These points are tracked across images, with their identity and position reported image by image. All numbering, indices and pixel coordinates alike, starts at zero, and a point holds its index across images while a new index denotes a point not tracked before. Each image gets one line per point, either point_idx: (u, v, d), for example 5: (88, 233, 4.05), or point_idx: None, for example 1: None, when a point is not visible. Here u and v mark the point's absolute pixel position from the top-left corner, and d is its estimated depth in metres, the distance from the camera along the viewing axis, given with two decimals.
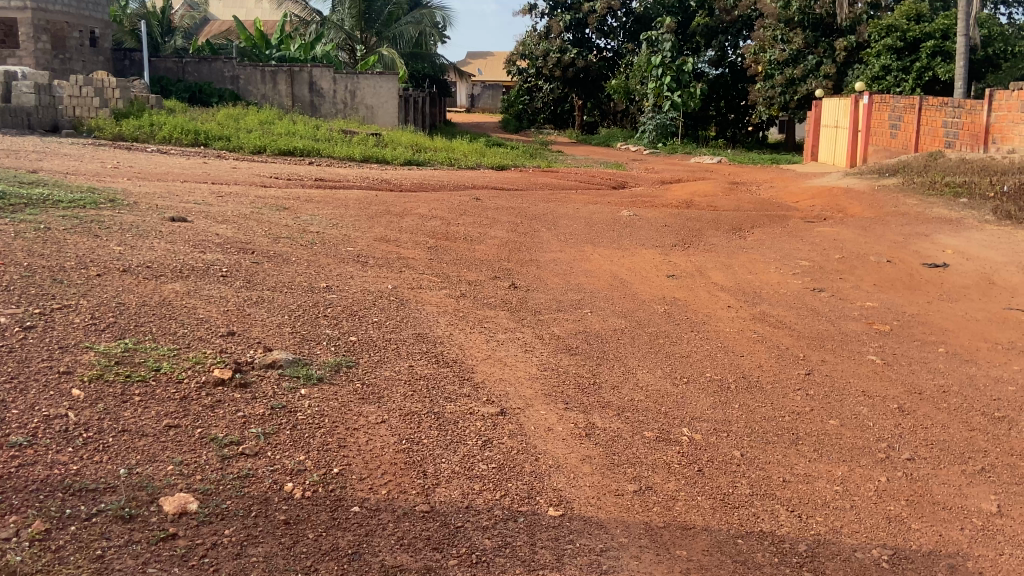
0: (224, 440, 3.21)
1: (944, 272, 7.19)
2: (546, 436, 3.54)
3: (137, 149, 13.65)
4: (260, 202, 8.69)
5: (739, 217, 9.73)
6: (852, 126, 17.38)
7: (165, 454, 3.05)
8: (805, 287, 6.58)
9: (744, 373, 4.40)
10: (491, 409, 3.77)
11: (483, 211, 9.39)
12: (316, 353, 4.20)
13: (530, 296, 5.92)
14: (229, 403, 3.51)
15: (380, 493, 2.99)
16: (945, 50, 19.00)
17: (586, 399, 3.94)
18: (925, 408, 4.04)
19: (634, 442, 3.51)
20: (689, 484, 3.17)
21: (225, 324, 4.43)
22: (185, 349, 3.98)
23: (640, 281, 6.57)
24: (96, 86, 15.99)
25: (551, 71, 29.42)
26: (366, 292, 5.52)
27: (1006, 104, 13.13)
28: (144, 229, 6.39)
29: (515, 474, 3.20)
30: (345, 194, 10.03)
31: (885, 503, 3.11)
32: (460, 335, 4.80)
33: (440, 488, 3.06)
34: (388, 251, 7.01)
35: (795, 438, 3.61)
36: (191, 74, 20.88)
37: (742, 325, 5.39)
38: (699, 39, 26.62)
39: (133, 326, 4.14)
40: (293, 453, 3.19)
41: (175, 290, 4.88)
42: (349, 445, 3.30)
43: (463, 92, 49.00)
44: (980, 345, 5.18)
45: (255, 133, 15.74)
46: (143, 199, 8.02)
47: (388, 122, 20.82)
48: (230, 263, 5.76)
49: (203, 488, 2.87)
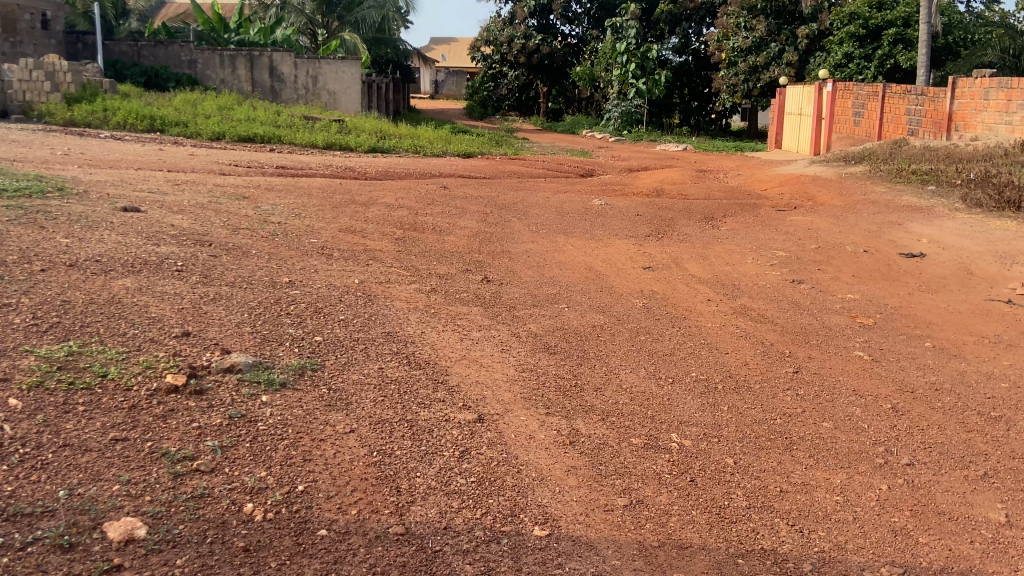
0: (176, 455, 2.93)
1: (921, 262, 7.07)
2: (527, 444, 3.31)
3: (89, 135, 13.12)
4: (218, 192, 8.31)
5: (711, 206, 9.57)
6: (817, 114, 17.37)
7: (110, 472, 2.77)
8: (784, 278, 6.42)
9: (732, 373, 4.20)
10: (468, 415, 3.53)
11: (451, 200, 9.11)
12: (278, 355, 3.93)
13: (503, 290, 5.67)
14: (183, 413, 3.23)
15: (349, 514, 2.74)
16: (906, 38, 19.03)
17: (568, 403, 3.72)
18: (919, 408, 3.89)
19: (621, 450, 3.30)
20: (682, 498, 2.97)
21: (180, 323, 4.13)
22: (135, 352, 3.68)
23: (617, 273, 6.37)
24: (46, 69, 15.46)
25: (516, 57, 29.15)
26: (331, 287, 5.24)
27: (969, 92, 13.03)
28: (94, 220, 6.04)
29: (496, 489, 2.97)
30: (308, 182, 9.71)
31: (889, 514, 2.94)
32: (432, 334, 4.54)
33: (416, 507, 2.82)
34: (353, 243, 6.69)
35: (788, 443, 3.43)
36: (147, 58, 20.19)
37: (724, 319, 5.20)
38: (663, 26, 26.49)
39: (78, 327, 3.83)
40: (252, 469, 2.92)
41: (125, 287, 4.56)
42: (314, 458, 3.05)
43: (427, 78, 48.46)
44: (967, 340, 5.05)
45: (213, 118, 15.27)
46: (94, 187, 7.62)
47: (351, 109, 20.33)
48: (185, 256, 5.43)
49: (152, 511, 2.60)
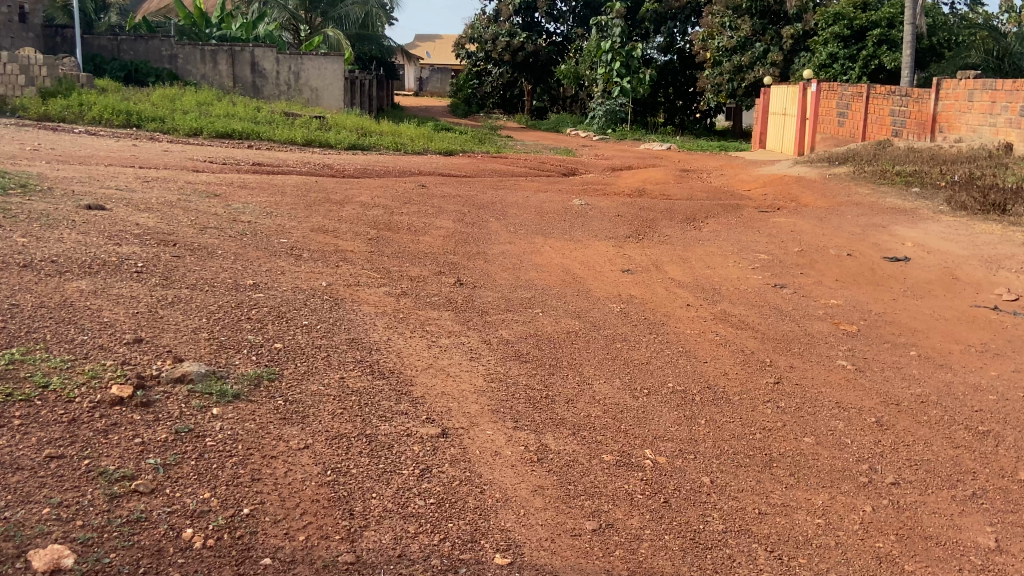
0: (114, 474, 2.71)
1: (905, 266, 6.94)
2: (492, 462, 3.12)
3: (65, 130, 12.85)
4: (189, 188, 8.09)
5: (692, 207, 9.42)
6: (801, 114, 17.26)
7: (41, 493, 2.54)
8: (765, 282, 6.26)
9: (710, 384, 4.02)
10: (430, 430, 3.33)
11: (429, 198, 8.93)
12: (233, 364, 3.71)
13: (476, 294, 5.48)
14: (126, 428, 3.01)
15: (296, 540, 2.54)
16: (890, 39, 19.02)
17: (538, 416, 3.54)
18: (905, 422, 3.73)
19: (591, 468, 3.12)
20: (656, 521, 2.79)
21: (132, 329, 3.90)
22: (80, 360, 3.45)
23: (595, 277, 6.18)
24: (21, 63, 15.12)
25: (500, 54, 28.98)
26: (297, 291, 5.02)
27: (954, 94, 13.00)
28: (55, 218, 5.79)
29: (457, 512, 2.78)
30: (283, 179, 9.49)
31: (873, 538, 2.79)
32: (398, 341, 4.34)
33: (369, 532, 2.63)
34: (324, 243, 6.50)
35: (768, 460, 3.26)
36: (126, 53, 19.84)
37: (702, 326, 5.04)
38: (648, 25, 26.36)
39: (24, 332, 3.61)
40: (196, 490, 2.71)
41: (79, 289, 4.34)
42: (264, 478, 2.84)
43: (411, 75, 48.31)
44: (952, 348, 4.92)
45: (193, 114, 14.97)
46: (59, 183, 7.39)
47: (334, 105, 20.01)
48: (148, 257, 5.20)
49: (82, 537, 2.38)
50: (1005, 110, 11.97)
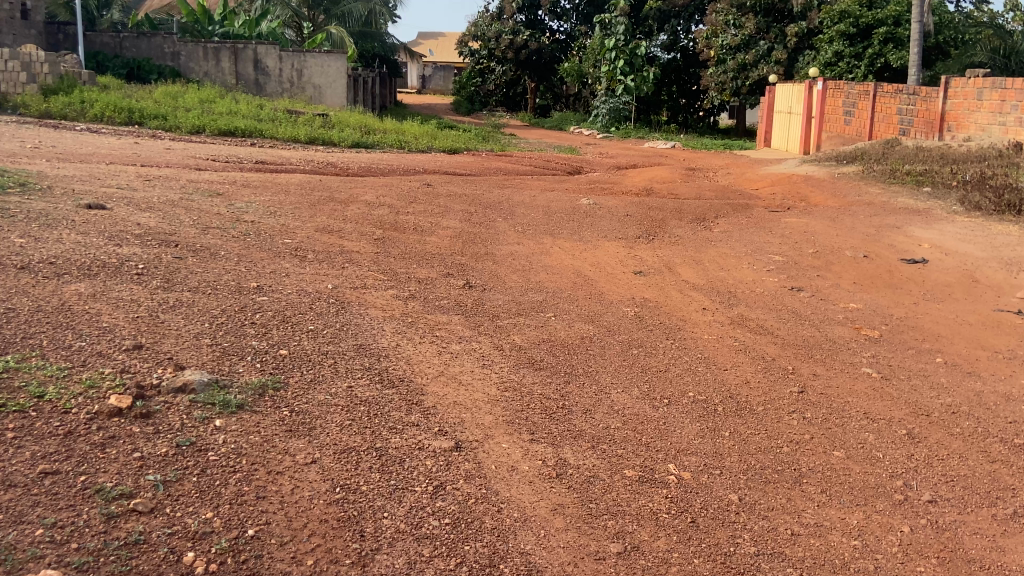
0: (112, 492, 2.55)
1: (923, 268, 6.78)
2: (508, 478, 2.98)
3: (66, 128, 12.66)
4: (192, 187, 7.94)
5: (702, 206, 9.27)
6: (807, 113, 17.09)
7: (34, 513, 2.39)
8: (782, 285, 6.11)
9: (732, 394, 3.86)
10: (443, 443, 3.19)
11: (435, 198, 8.77)
12: (237, 371, 3.56)
13: (486, 297, 5.33)
14: (124, 441, 2.86)
15: (305, 565, 2.39)
16: (897, 37, 18.81)
17: (556, 428, 3.39)
18: (938, 434, 3.58)
19: (613, 485, 2.97)
20: (683, 543, 2.65)
21: (132, 335, 3.75)
22: (78, 368, 3.31)
23: (607, 279, 6.02)
24: (22, 60, 15.02)
25: (504, 52, 28.81)
26: (302, 293, 4.88)
27: (962, 92, 12.75)
28: (54, 217, 5.64)
29: (474, 533, 2.63)
30: (287, 178, 9.33)
31: (913, 562, 2.64)
32: (408, 347, 4.19)
33: (381, 555, 2.49)
34: (330, 243, 6.35)
35: (798, 476, 3.11)
36: (129, 50, 19.69)
37: (720, 331, 4.88)
38: (652, 23, 26.18)
39: (19, 339, 3.45)
40: (198, 510, 2.55)
41: (78, 292, 4.19)
42: (269, 496, 2.68)
43: (415, 73, 48.11)
44: (979, 354, 4.77)
45: (195, 112, 14.82)
46: (58, 182, 7.23)
47: (337, 103, 19.87)
48: (149, 258, 5.05)
49: (77, 562, 2.23)
50: (1016, 109, 11.79)
